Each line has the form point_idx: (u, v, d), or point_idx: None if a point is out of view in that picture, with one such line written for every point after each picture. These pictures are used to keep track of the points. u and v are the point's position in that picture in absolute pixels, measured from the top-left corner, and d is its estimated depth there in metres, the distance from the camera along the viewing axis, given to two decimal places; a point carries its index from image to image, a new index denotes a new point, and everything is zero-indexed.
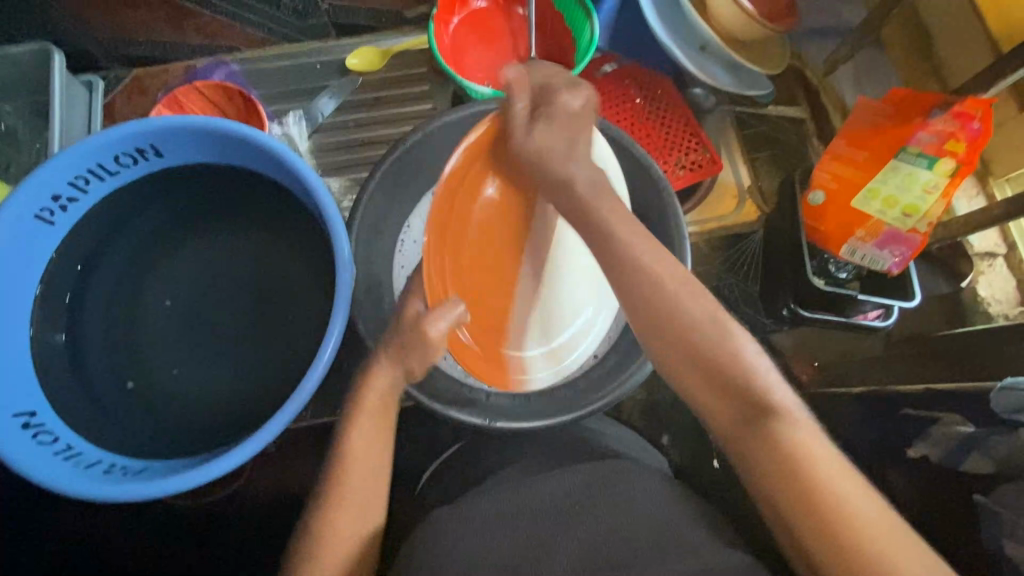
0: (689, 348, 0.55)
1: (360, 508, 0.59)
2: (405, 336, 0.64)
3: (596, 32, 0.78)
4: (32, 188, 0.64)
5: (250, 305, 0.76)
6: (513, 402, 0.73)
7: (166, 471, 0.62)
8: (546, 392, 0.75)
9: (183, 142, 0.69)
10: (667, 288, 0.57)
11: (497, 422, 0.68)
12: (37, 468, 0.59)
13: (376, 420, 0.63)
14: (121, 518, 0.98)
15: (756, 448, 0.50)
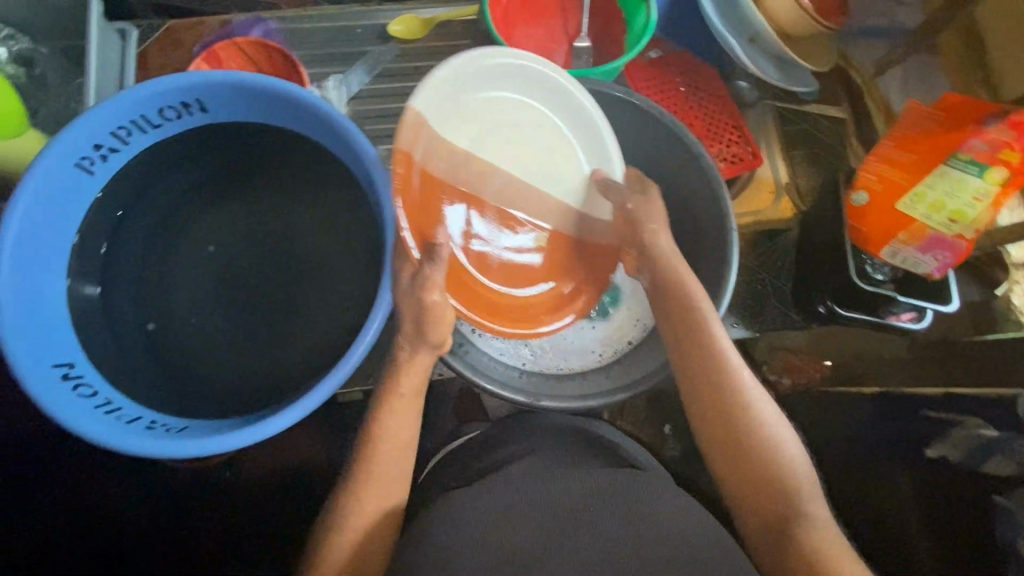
0: (732, 438, 0.63)
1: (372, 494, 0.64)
2: (415, 313, 0.65)
3: (653, 15, 0.76)
4: (76, 137, 0.63)
5: (285, 272, 0.75)
6: (547, 381, 0.74)
7: (211, 430, 0.62)
8: (579, 374, 0.76)
9: (230, 99, 0.68)
10: (744, 389, 0.64)
11: (541, 400, 0.68)
12: (80, 421, 0.59)
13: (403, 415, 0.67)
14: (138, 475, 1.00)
15: (785, 547, 0.59)
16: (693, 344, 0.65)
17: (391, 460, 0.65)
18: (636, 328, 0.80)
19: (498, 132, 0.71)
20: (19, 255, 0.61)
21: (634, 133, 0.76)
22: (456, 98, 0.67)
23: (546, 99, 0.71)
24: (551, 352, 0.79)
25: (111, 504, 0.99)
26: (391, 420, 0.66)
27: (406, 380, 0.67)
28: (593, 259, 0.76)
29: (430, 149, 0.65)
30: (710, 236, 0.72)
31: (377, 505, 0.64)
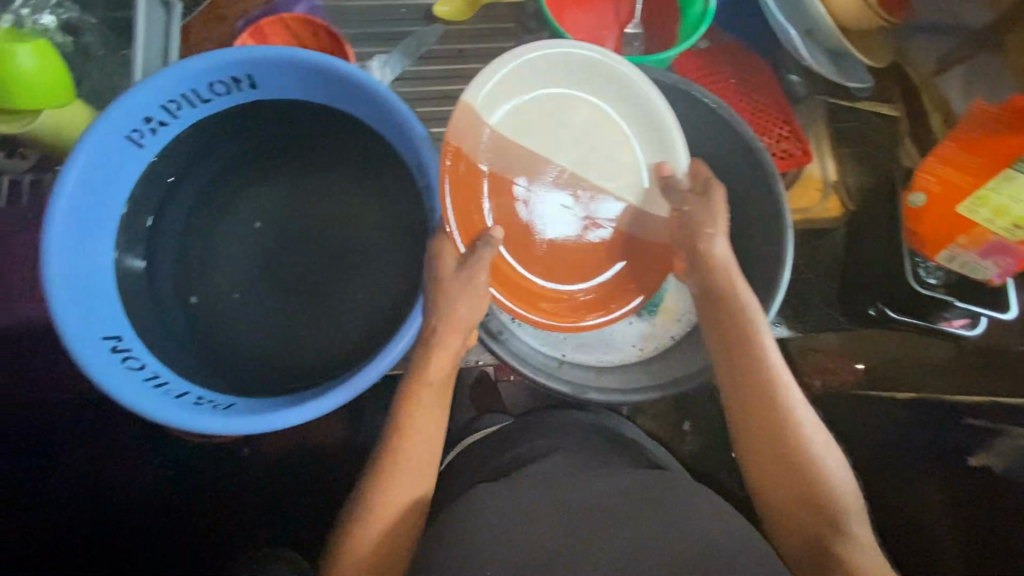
0: (773, 447, 0.62)
1: (404, 485, 0.64)
2: (455, 297, 0.64)
3: (711, 4, 0.74)
4: (128, 109, 0.62)
5: (325, 253, 0.75)
6: (589, 374, 0.73)
7: (259, 408, 0.63)
8: (620, 368, 0.75)
9: (280, 76, 0.67)
10: (788, 406, 0.62)
11: (586, 393, 0.68)
12: (131, 395, 0.59)
13: (432, 409, 0.66)
14: (163, 451, 1.00)
15: (823, 567, 0.57)
16: (736, 350, 0.64)
17: (418, 454, 0.65)
18: (677, 323, 0.79)
19: (562, 123, 0.71)
20: (71, 226, 0.61)
21: (687, 123, 0.74)
22: (520, 91, 0.69)
23: (614, 91, 0.70)
24: (592, 344, 0.78)
25: (136, 477, 0.99)
26: (418, 410, 0.65)
27: (433, 373, 0.65)
28: (644, 256, 0.75)
29: (482, 142, 0.68)
30: (763, 234, 0.71)
31: (407, 496, 0.64)
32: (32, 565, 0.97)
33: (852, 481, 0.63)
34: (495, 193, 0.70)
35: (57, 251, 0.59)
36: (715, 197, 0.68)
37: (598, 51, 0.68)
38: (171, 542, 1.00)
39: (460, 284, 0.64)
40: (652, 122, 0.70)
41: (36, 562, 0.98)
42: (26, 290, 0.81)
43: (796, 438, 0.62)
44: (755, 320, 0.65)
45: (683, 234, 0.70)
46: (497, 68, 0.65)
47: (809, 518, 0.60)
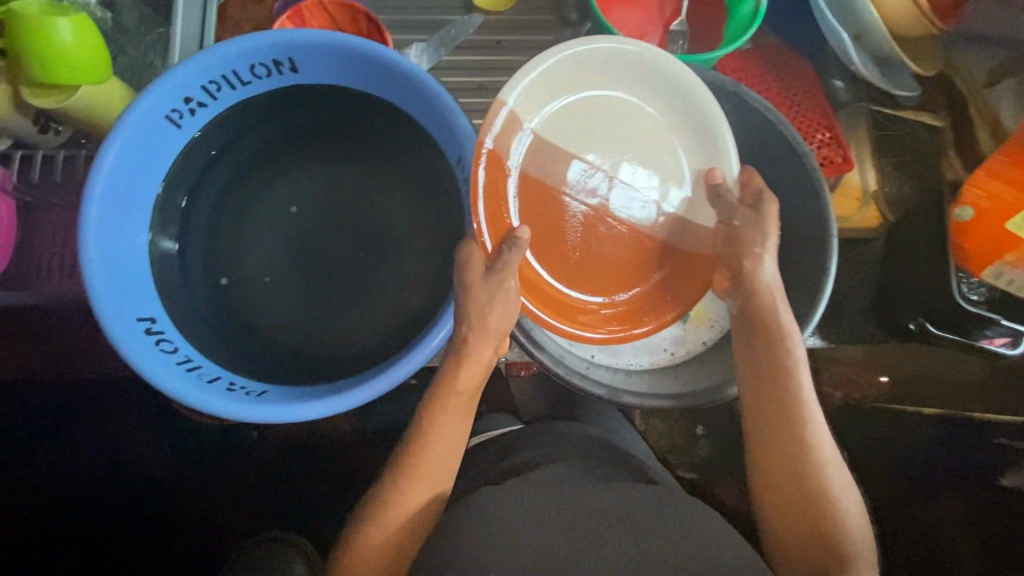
0: (792, 475, 0.62)
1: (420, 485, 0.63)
2: (479, 302, 0.63)
3: (762, 4, 0.72)
4: (169, 88, 0.61)
5: (352, 244, 0.74)
6: (621, 376, 0.72)
7: (290, 397, 0.62)
8: (651, 372, 0.74)
9: (322, 60, 0.67)
10: (815, 442, 0.62)
11: (621, 395, 0.67)
12: (164, 377, 0.58)
13: (458, 415, 0.65)
14: (177, 432, 0.99)
15: None
16: (768, 372, 0.63)
17: (440, 458, 0.64)
18: (710, 329, 0.77)
19: (608, 123, 0.69)
20: (108, 205, 0.61)
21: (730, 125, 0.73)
22: (567, 88, 0.68)
23: (666, 91, 0.68)
24: (622, 347, 0.77)
25: (149, 457, 0.99)
26: (444, 415, 0.64)
27: (463, 378, 0.64)
28: (683, 264, 0.72)
29: (517, 141, 0.67)
30: (805, 242, 0.69)
31: (420, 497, 0.63)
32: (43, 537, 0.98)
33: (865, 524, 0.63)
34: (525, 194, 0.68)
35: (93, 229, 0.59)
36: (765, 213, 0.65)
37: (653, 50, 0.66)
38: (179, 527, 0.99)
39: (492, 286, 0.63)
40: (702, 125, 0.68)
41: (47, 535, 0.98)
42: (50, 263, 0.80)
43: (817, 475, 0.62)
44: (793, 343, 0.63)
45: (727, 249, 0.67)
46: (543, 60, 0.64)
47: (818, 556, 0.60)
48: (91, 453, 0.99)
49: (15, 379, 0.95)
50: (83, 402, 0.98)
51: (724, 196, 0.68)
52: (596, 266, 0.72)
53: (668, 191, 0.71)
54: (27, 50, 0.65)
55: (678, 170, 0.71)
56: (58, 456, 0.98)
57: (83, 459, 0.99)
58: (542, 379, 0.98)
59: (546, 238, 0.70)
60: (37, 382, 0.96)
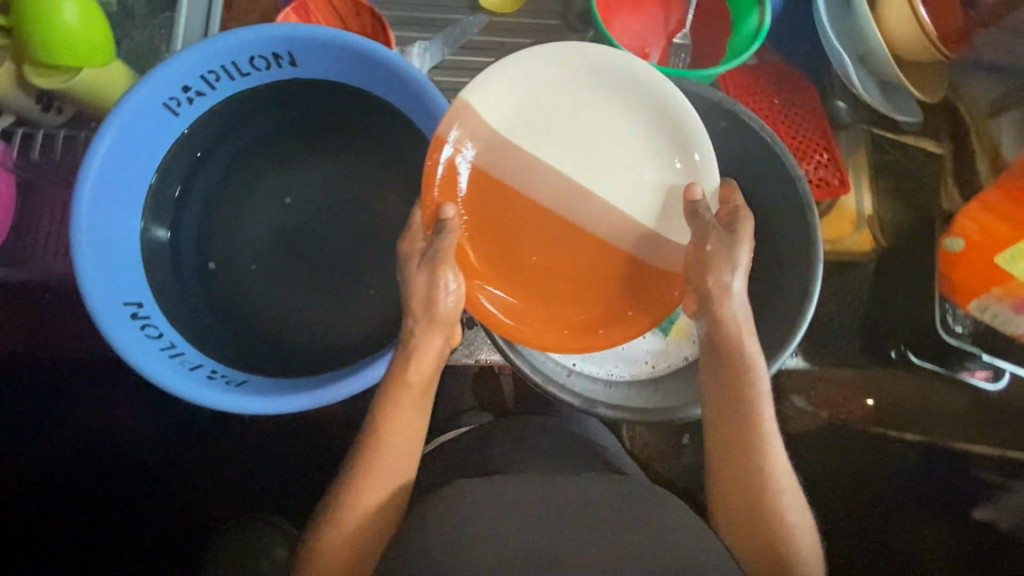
0: (747, 488, 0.63)
1: (379, 484, 0.62)
2: (422, 294, 0.63)
3: (766, 20, 0.72)
4: (167, 76, 0.62)
5: (342, 239, 0.74)
6: (598, 387, 0.72)
7: (269, 389, 0.63)
8: (630, 384, 0.74)
9: (320, 56, 0.67)
10: (776, 471, 0.64)
11: (595, 407, 0.67)
12: (147, 362, 0.59)
13: (415, 411, 0.64)
14: (151, 427, 0.96)
15: None
16: (728, 383, 0.65)
17: (399, 455, 0.63)
18: (691, 344, 0.78)
19: (579, 128, 0.69)
20: (103, 190, 0.62)
21: (725, 143, 0.73)
22: (537, 91, 0.67)
23: (643, 102, 0.68)
24: (603, 357, 0.77)
25: (120, 451, 0.96)
26: (399, 406, 0.63)
27: (415, 371, 0.63)
28: (648, 280, 0.71)
29: (478, 139, 0.67)
30: (791, 263, 0.69)
31: (379, 494, 0.62)
32: (6, 533, 0.95)
33: (819, 554, 0.64)
34: (482, 193, 0.69)
35: (86, 213, 0.60)
36: (741, 232, 0.65)
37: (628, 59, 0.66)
38: (146, 527, 0.96)
39: (436, 277, 0.63)
40: (678, 137, 0.67)
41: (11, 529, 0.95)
42: (48, 243, 0.81)
43: (776, 504, 0.63)
44: (753, 355, 0.65)
45: (694, 264, 0.67)
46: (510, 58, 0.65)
47: None
48: (61, 445, 0.95)
49: None
50: (54, 391, 0.94)
51: (702, 215, 0.66)
52: (556, 271, 0.71)
53: (641, 205, 0.70)
54: (33, 32, 0.66)
55: (653, 182, 0.70)
56: (25, 448, 0.95)
57: (51, 452, 0.95)
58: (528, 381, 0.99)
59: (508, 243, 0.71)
60: None
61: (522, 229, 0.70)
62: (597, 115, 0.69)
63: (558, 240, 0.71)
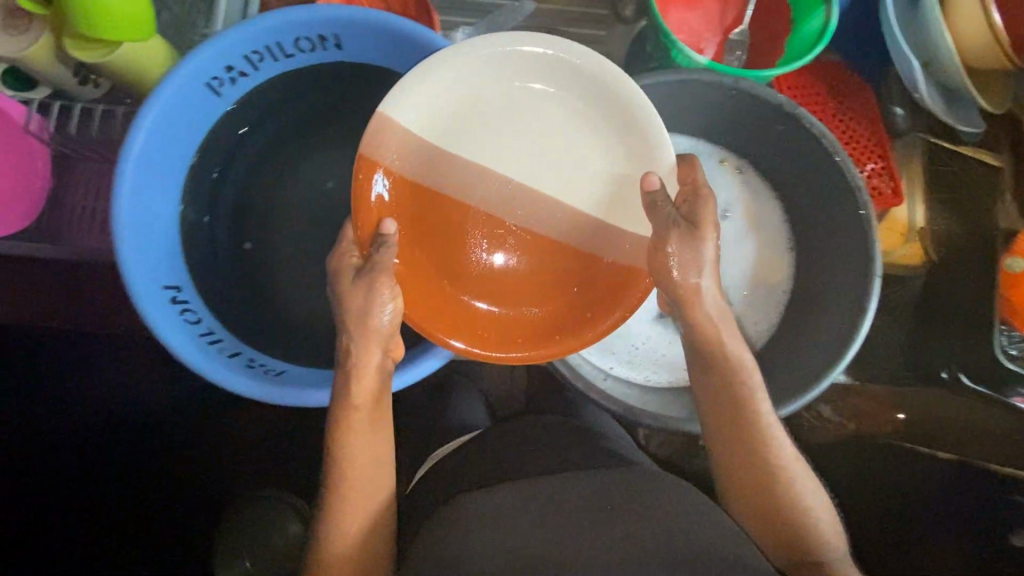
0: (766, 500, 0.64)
1: (360, 508, 0.62)
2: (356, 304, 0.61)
3: (832, 19, 0.68)
4: (212, 56, 0.60)
5: None
6: (636, 393, 0.71)
7: (305, 382, 0.63)
8: (668, 392, 0.73)
9: (368, 40, 0.65)
10: (781, 460, 0.64)
11: (633, 414, 0.66)
12: (188, 349, 0.59)
13: (372, 432, 0.63)
14: (159, 405, 0.96)
15: None
16: (722, 405, 0.65)
17: (367, 476, 0.62)
18: None
19: (524, 124, 0.67)
20: (143, 172, 0.60)
21: (781, 147, 0.70)
22: (477, 85, 0.65)
23: (586, 91, 0.66)
24: (642, 361, 0.76)
25: (127, 432, 0.96)
26: (356, 430, 0.62)
27: (362, 388, 0.61)
28: (601, 273, 0.68)
29: (409, 149, 0.65)
30: (841, 276, 0.67)
31: (360, 519, 0.62)
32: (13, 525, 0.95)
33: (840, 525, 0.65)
34: (418, 209, 0.67)
35: (127, 192, 0.59)
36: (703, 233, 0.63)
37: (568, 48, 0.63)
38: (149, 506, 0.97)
39: (374, 287, 0.60)
40: (630, 123, 0.65)
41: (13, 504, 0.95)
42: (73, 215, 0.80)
43: (789, 489, 0.64)
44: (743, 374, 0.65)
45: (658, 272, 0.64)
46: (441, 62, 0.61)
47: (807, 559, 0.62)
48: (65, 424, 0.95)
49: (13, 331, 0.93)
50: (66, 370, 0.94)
51: (661, 205, 0.63)
52: (504, 274, 0.69)
53: (596, 199, 0.68)
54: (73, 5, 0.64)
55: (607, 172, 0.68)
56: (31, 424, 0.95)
57: (58, 430, 0.95)
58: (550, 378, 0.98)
59: (449, 252, 0.68)
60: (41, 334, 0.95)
61: (467, 234, 0.68)
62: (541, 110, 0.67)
63: (510, 244, 0.69)
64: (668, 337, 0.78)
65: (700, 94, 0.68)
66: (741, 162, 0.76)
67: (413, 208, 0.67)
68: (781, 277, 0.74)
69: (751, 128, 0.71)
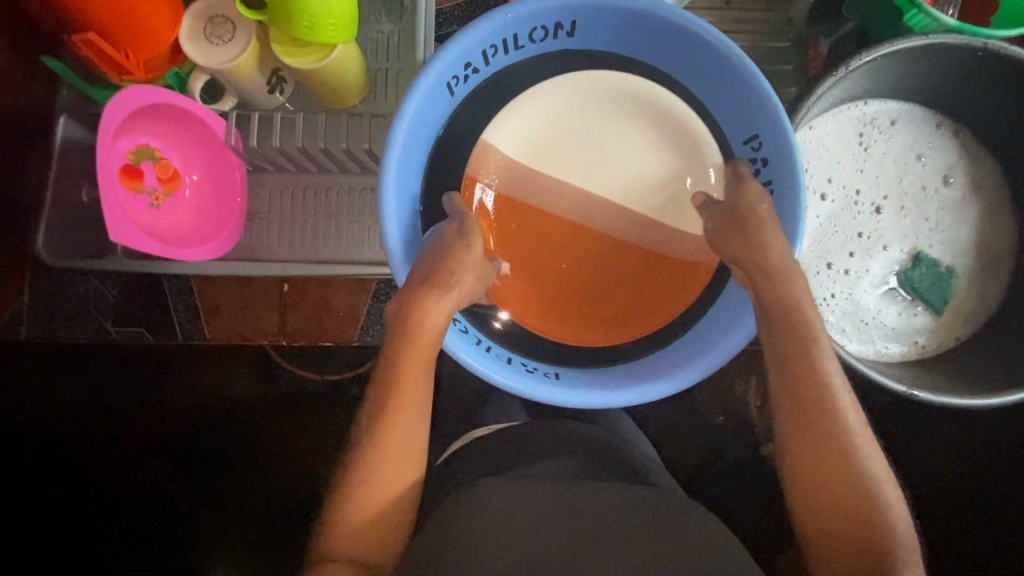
0: (836, 523, 0.51)
1: (399, 462, 0.55)
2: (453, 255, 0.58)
3: None
4: (458, 52, 0.59)
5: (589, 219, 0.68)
6: (891, 372, 0.68)
7: (582, 382, 0.62)
8: (914, 368, 0.70)
9: (605, 24, 0.63)
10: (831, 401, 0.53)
11: (918, 392, 0.63)
12: (474, 356, 0.60)
13: (424, 373, 0.56)
14: (201, 406, 0.82)
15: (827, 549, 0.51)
16: (793, 395, 0.54)
17: (408, 426, 0.55)
18: (966, 324, 0.73)
19: (620, 160, 0.69)
20: (399, 179, 0.59)
21: (1010, 107, 0.68)
22: (570, 116, 0.68)
23: (636, 107, 0.68)
24: (877, 338, 0.73)
25: (162, 432, 0.82)
26: (409, 368, 0.55)
27: (433, 322, 0.56)
28: (654, 277, 0.69)
29: (507, 170, 0.68)
30: None
31: (395, 473, 0.55)
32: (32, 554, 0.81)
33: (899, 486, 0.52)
34: (517, 223, 0.68)
35: (392, 195, 0.58)
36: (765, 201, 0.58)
37: (650, 91, 0.67)
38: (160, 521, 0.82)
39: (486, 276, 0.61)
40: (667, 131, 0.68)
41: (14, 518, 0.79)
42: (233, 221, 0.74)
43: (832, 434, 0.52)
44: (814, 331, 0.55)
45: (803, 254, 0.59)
46: (546, 87, 0.67)
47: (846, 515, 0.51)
48: (78, 430, 0.81)
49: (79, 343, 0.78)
50: (110, 377, 0.80)
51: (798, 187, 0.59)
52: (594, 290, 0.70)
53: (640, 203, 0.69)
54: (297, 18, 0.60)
55: (649, 177, 0.69)
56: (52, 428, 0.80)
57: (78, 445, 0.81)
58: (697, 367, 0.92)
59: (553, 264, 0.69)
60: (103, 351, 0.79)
61: (565, 248, 0.69)
62: (605, 125, 0.69)
63: (593, 259, 0.69)
64: (899, 311, 0.73)
65: (939, 58, 0.65)
66: (958, 125, 0.74)
67: (515, 223, 0.69)
68: (1004, 246, 0.74)
69: (985, 90, 0.68)
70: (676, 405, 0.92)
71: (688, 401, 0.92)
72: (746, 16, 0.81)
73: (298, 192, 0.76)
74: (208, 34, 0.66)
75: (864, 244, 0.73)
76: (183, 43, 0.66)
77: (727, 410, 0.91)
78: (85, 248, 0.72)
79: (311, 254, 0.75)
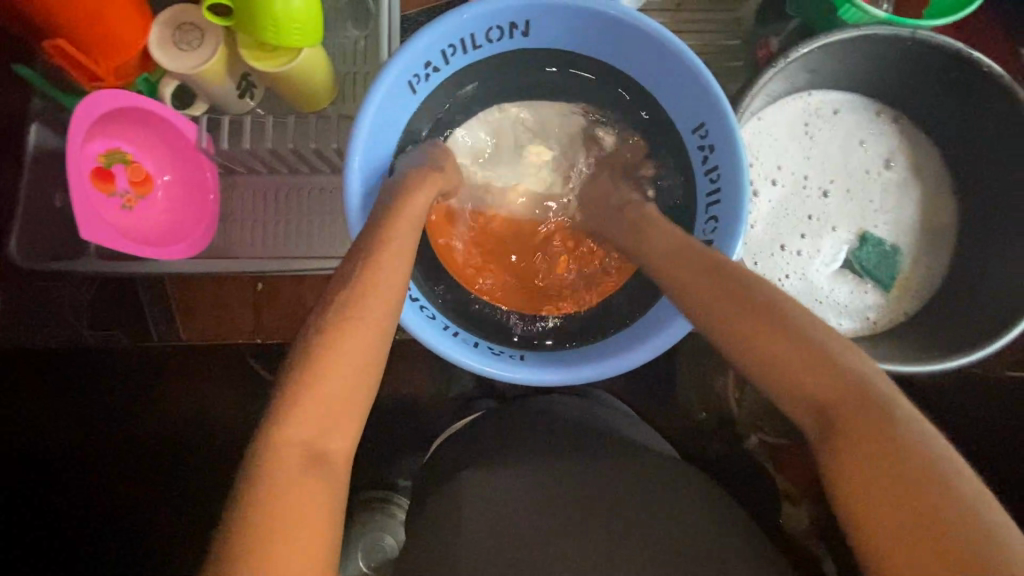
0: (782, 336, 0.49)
1: (370, 334, 0.49)
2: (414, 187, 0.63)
3: None
4: (417, 51, 0.62)
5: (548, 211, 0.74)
6: None
7: (547, 362, 0.65)
8: (868, 342, 0.73)
9: (558, 22, 0.66)
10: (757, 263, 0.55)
11: None
12: (439, 340, 0.62)
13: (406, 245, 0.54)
14: (178, 405, 0.84)
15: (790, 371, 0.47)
16: (733, 305, 0.52)
17: (384, 292, 0.51)
18: (914, 299, 0.77)
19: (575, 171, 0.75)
20: (365, 173, 0.62)
21: (943, 91, 0.72)
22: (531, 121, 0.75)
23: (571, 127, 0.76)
24: (831, 314, 0.76)
25: (144, 433, 0.84)
26: (386, 257, 0.52)
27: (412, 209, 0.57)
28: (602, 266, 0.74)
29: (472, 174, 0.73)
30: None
31: (365, 343, 0.48)
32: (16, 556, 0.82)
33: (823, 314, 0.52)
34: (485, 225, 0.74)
35: (358, 188, 0.61)
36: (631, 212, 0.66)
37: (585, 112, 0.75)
38: (146, 508, 0.84)
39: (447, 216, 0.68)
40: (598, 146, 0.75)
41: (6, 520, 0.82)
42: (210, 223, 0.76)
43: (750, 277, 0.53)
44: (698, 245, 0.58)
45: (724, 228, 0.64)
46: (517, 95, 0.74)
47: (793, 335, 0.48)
48: (64, 435, 0.83)
49: (61, 349, 0.80)
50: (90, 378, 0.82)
51: (740, 171, 0.63)
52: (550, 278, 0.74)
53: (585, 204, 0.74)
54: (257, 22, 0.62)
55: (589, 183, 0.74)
56: (41, 430, 0.82)
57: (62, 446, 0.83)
58: (670, 357, 0.93)
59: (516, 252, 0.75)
60: (86, 354, 0.81)
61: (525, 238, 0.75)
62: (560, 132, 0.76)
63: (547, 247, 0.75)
64: (852, 289, 0.77)
65: (871, 49, 0.70)
66: (896, 113, 0.78)
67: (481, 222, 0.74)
68: (947, 225, 0.78)
69: (915, 78, 0.73)
70: (651, 394, 0.93)
71: (669, 394, 0.93)
72: (698, 16, 0.85)
73: (273, 195, 0.78)
74: (177, 42, 0.68)
75: (814, 227, 0.77)
76: (152, 50, 0.68)
77: (701, 398, 0.93)
78: (64, 253, 0.73)
79: (287, 253, 0.77)
